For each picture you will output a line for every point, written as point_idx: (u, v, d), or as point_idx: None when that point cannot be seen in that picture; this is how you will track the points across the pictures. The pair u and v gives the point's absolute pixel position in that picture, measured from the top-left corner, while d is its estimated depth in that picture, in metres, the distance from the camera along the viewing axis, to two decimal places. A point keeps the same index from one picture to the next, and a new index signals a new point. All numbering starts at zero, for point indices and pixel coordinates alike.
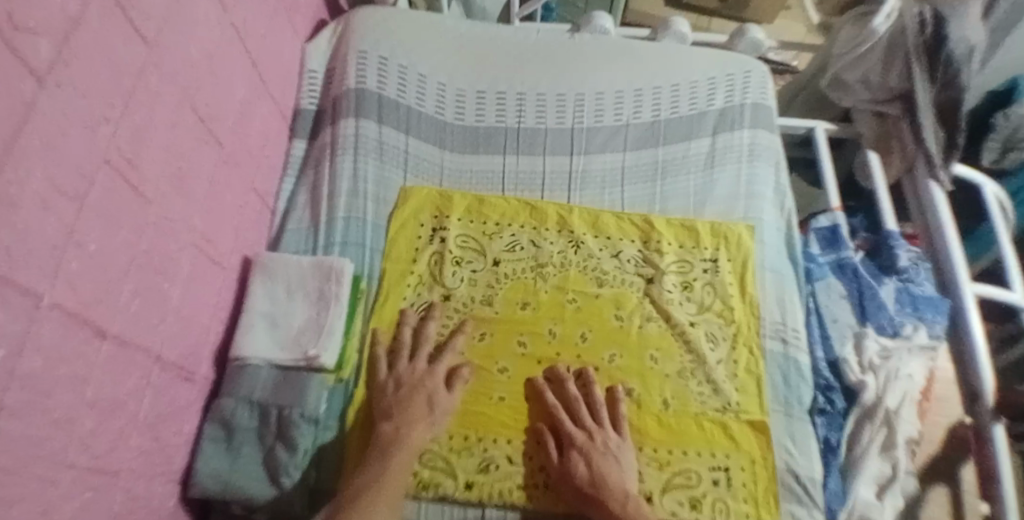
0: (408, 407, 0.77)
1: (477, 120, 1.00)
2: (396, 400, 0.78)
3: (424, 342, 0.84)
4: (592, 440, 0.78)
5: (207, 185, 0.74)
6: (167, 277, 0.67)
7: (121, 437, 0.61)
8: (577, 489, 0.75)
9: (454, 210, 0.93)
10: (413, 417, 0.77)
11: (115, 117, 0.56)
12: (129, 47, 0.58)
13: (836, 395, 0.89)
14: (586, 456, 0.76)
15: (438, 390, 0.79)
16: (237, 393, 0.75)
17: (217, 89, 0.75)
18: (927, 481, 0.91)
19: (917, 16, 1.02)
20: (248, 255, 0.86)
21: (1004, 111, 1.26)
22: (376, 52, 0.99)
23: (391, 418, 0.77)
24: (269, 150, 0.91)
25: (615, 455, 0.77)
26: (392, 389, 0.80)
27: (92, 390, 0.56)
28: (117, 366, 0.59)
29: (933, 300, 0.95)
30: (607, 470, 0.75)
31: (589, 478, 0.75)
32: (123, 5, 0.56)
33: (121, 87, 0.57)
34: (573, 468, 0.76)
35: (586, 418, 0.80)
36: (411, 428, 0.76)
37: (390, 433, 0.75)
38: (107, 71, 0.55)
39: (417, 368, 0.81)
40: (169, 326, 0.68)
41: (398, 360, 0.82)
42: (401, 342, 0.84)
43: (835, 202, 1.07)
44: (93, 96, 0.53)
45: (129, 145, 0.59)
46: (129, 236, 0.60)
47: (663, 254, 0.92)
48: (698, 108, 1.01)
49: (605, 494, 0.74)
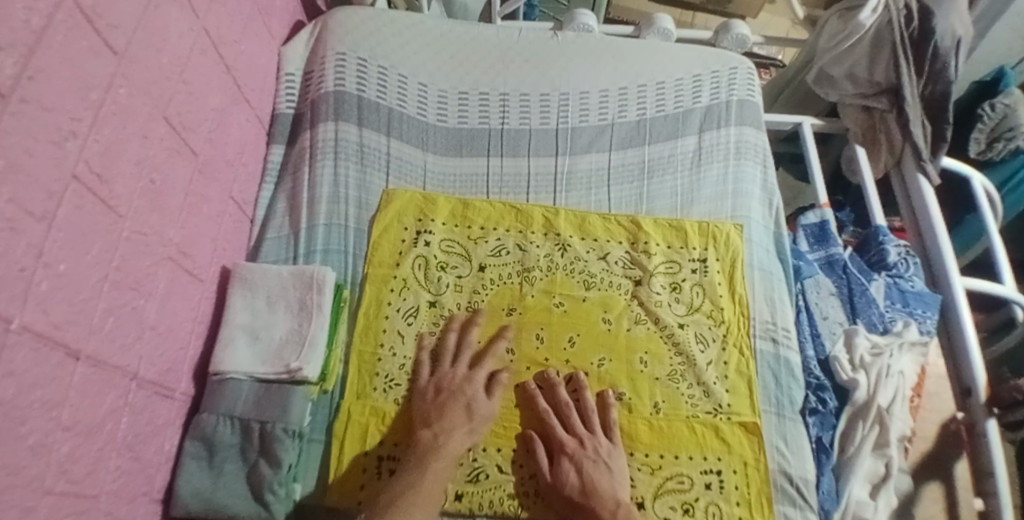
0: (447, 413, 0.76)
1: (460, 122, 0.98)
2: (435, 405, 0.77)
3: (465, 347, 0.83)
4: (583, 448, 0.77)
5: (182, 197, 0.72)
6: (142, 293, 0.65)
7: (100, 460, 0.59)
8: (567, 499, 0.75)
9: (439, 214, 0.91)
10: (450, 421, 0.75)
11: (84, 131, 0.54)
12: (96, 58, 0.56)
13: (828, 394, 0.87)
14: (577, 464, 0.76)
15: (478, 396, 0.78)
16: (218, 409, 0.73)
17: (191, 98, 0.73)
18: (921, 478, 0.90)
19: (905, 9, 1.02)
20: (227, 265, 0.84)
21: (990, 103, 1.27)
22: (355, 54, 0.97)
23: (429, 425, 0.75)
24: (247, 157, 0.89)
25: (607, 462, 0.76)
26: (431, 395, 0.78)
27: (67, 415, 0.54)
28: (93, 388, 0.57)
29: (924, 296, 0.95)
30: (597, 478, 0.74)
31: (581, 487, 0.74)
32: (90, 15, 0.54)
33: (88, 99, 0.55)
34: (564, 477, 0.75)
35: (576, 425, 0.79)
36: (450, 434, 0.74)
37: (428, 439, 0.74)
38: (75, 85, 0.53)
39: (458, 373, 0.80)
40: (146, 343, 0.66)
41: (440, 366, 0.81)
42: (444, 349, 0.82)
43: (823, 197, 1.06)
44: (60, 110, 0.51)
45: (99, 159, 0.57)
46: (101, 253, 0.58)
47: (651, 255, 0.91)
48: (684, 106, 1.00)
49: (597, 505, 0.72)
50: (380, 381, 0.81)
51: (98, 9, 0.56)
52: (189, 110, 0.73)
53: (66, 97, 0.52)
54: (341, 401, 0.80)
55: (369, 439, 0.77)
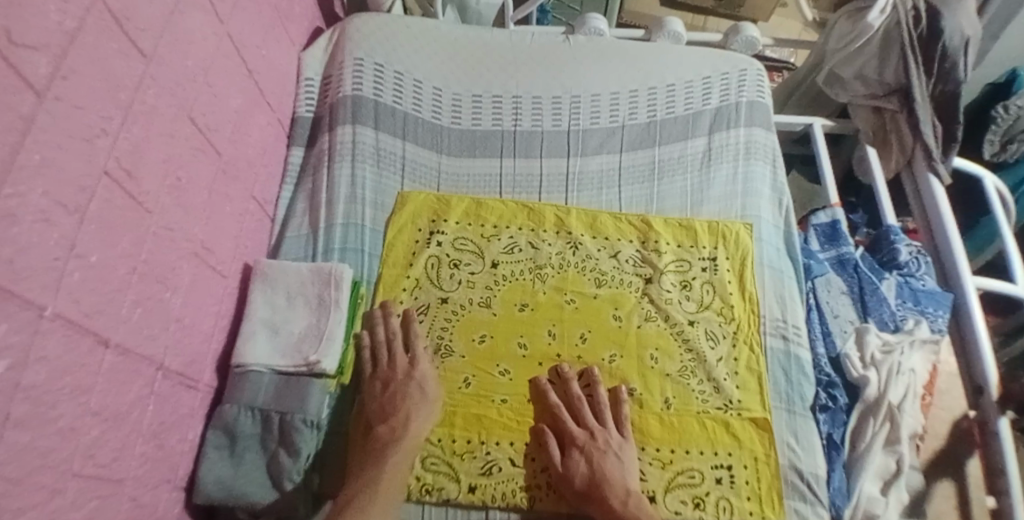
0: (400, 405, 0.77)
1: (473, 124, 1.01)
2: (386, 399, 0.79)
3: (395, 336, 0.84)
4: (593, 440, 0.78)
5: (205, 195, 0.75)
6: (168, 286, 0.67)
7: (125, 446, 0.61)
8: (576, 490, 0.76)
9: (452, 213, 0.94)
10: (405, 413, 0.77)
11: (114, 129, 0.57)
12: (125, 60, 0.59)
13: (839, 391, 0.87)
14: (587, 454, 0.77)
15: (426, 380, 0.80)
16: (240, 400, 0.75)
17: (214, 100, 0.76)
18: (933, 476, 0.90)
19: (913, 10, 1.03)
20: (249, 263, 0.86)
21: (1003, 104, 1.26)
22: (372, 59, 1.00)
23: (386, 421, 0.76)
24: (268, 158, 0.92)
25: (616, 453, 0.77)
26: (381, 390, 0.80)
27: (95, 400, 0.56)
28: (120, 376, 0.60)
29: (935, 294, 0.96)
30: (607, 467, 0.75)
31: (591, 476, 0.75)
32: (118, 19, 0.57)
33: (118, 99, 0.58)
34: (575, 468, 0.76)
35: (585, 418, 0.80)
36: (409, 424, 0.76)
37: (387, 434, 0.75)
38: (105, 84, 0.56)
39: (398, 363, 0.81)
40: (171, 335, 0.68)
41: (381, 360, 0.82)
42: (381, 341, 0.83)
43: (834, 198, 1.07)
44: (91, 109, 0.54)
45: (127, 156, 0.59)
46: (129, 247, 0.60)
47: (661, 254, 0.92)
48: (694, 108, 1.01)
49: (607, 493, 0.74)
50: None
51: (126, 14, 0.59)
52: (212, 111, 0.76)
53: (98, 97, 0.55)
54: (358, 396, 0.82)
55: None
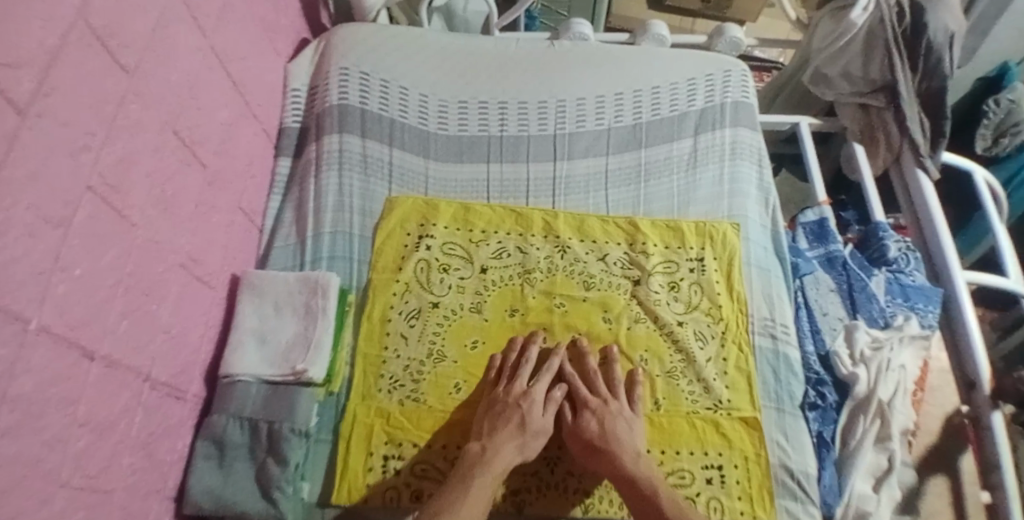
0: (499, 429, 0.76)
1: (459, 130, 1.01)
2: (489, 420, 0.78)
3: (526, 363, 0.82)
4: (604, 404, 0.80)
5: (192, 207, 0.75)
6: (154, 298, 0.68)
7: (115, 456, 0.62)
8: (587, 445, 0.78)
9: (441, 217, 0.94)
10: (500, 437, 0.75)
11: (98, 143, 0.58)
12: (109, 77, 0.59)
13: (828, 389, 0.87)
14: (598, 415, 0.79)
15: (533, 411, 0.79)
16: (228, 410, 0.75)
17: (199, 113, 0.77)
18: (926, 473, 0.90)
19: (896, 6, 1.03)
20: (237, 273, 0.86)
21: (995, 98, 1.29)
22: (358, 68, 1.00)
23: (480, 439, 0.76)
24: (255, 169, 0.92)
25: (626, 416, 0.79)
26: (484, 410, 0.79)
27: (83, 411, 0.56)
28: (108, 387, 0.60)
29: (924, 290, 0.96)
30: (617, 428, 0.77)
31: (601, 434, 0.77)
32: (101, 36, 0.58)
33: (101, 114, 0.58)
34: (585, 424, 0.79)
35: (597, 385, 0.82)
36: (499, 449, 0.74)
37: (477, 451, 0.75)
38: (89, 100, 0.56)
39: (515, 388, 0.80)
40: (158, 346, 0.69)
41: (496, 385, 0.82)
42: (505, 366, 0.83)
43: (822, 196, 1.07)
44: (74, 125, 0.54)
45: (112, 171, 0.60)
46: (114, 259, 0.61)
47: (648, 255, 0.92)
48: (679, 109, 1.02)
49: (614, 450, 0.75)
50: (386, 382, 0.83)
51: (109, 31, 0.59)
52: (198, 125, 0.76)
53: (81, 113, 0.55)
54: (347, 403, 0.81)
55: (375, 439, 0.79)
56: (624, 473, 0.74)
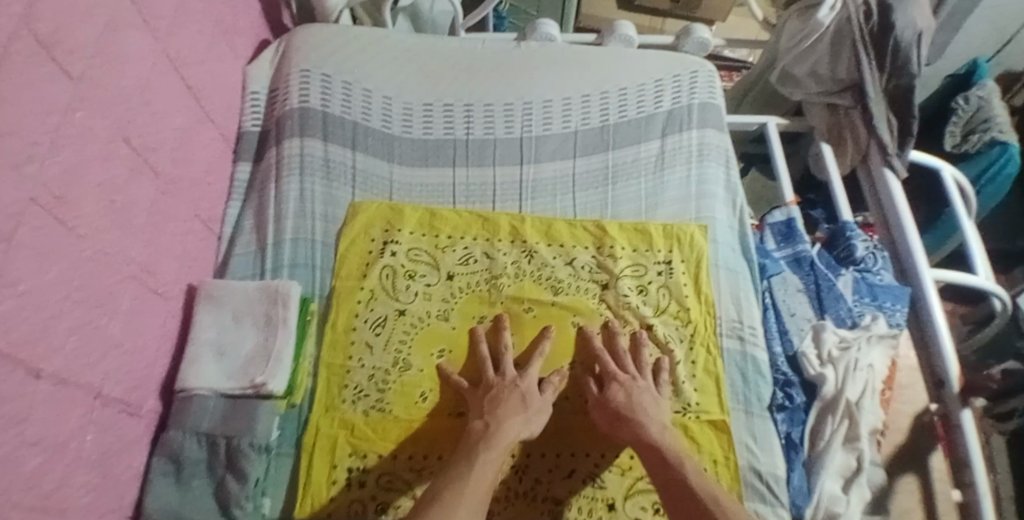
0: (501, 405, 0.76)
1: (425, 133, 1.00)
2: (489, 399, 0.77)
3: (504, 351, 0.83)
4: (632, 379, 0.80)
5: (147, 216, 0.72)
6: (105, 311, 0.65)
7: (67, 475, 0.59)
8: (611, 416, 0.78)
9: (406, 223, 0.92)
10: (504, 411, 0.75)
11: (43, 153, 0.55)
12: (53, 84, 0.57)
13: (795, 390, 0.87)
14: (626, 388, 0.79)
15: (531, 390, 0.79)
16: (184, 425, 0.73)
17: (153, 119, 0.74)
18: (896, 471, 0.90)
19: (864, 5, 1.03)
20: (193, 283, 0.84)
21: (964, 95, 1.33)
22: (319, 70, 0.98)
23: (482, 416, 0.76)
24: (213, 176, 0.90)
25: (650, 392, 0.80)
26: (481, 391, 0.79)
27: (31, 430, 0.54)
28: (57, 404, 0.57)
29: (892, 289, 0.96)
30: (644, 402, 0.78)
31: (629, 405, 0.77)
32: (44, 43, 0.55)
33: (46, 124, 0.56)
34: (612, 396, 0.78)
35: (625, 363, 0.83)
36: (503, 422, 0.74)
37: (480, 428, 0.74)
38: (34, 110, 0.54)
39: (506, 375, 0.80)
40: (112, 361, 0.66)
41: (485, 373, 0.81)
42: (481, 360, 0.82)
43: (790, 195, 1.07)
44: (18, 135, 0.52)
45: (58, 181, 0.57)
46: (63, 272, 0.58)
47: (617, 259, 0.91)
48: (647, 111, 1.01)
49: (640, 421, 0.76)
50: (350, 393, 0.81)
51: (54, 38, 0.57)
52: (152, 131, 0.73)
53: (25, 121, 0.53)
54: (310, 415, 0.79)
55: (338, 451, 0.77)
56: (649, 441, 0.74)
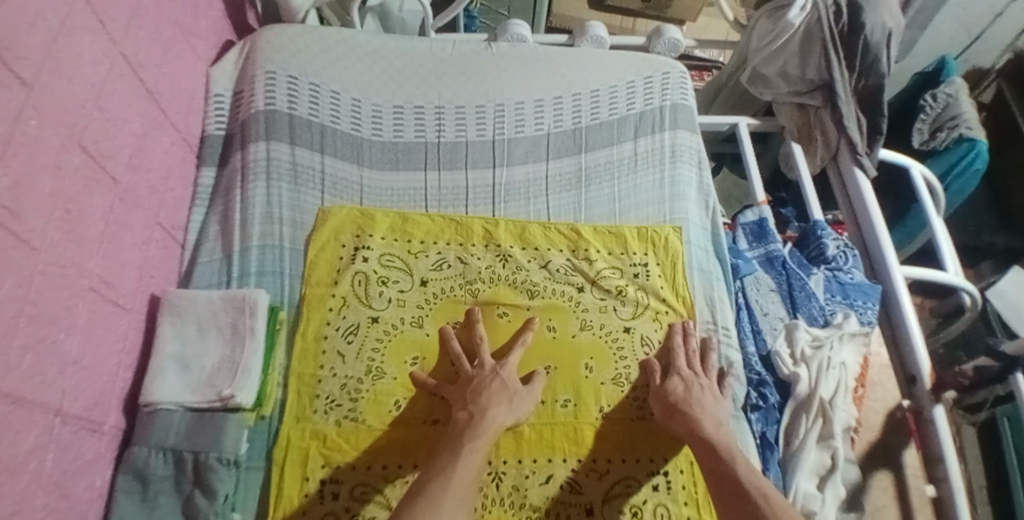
0: (485, 393, 0.76)
1: (395, 136, 0.98)
2: (472, 391, 0.77)
3: (481, 341, 0.82)
4: (694, 376, 0.82)
5: (103, 226, 0.68)
6: (61, 327, 0.61)
7: (25, 499, 0.55)
8: (668, 407, 0.79)
9: (377, 228, 0.90)
10: (486, 400, 0.75)
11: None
12: (3, 92, 0.53)
13: (769, 389, 0.88)
14: (687, 382, 0.81)
15: (512, 378, 0.79)
16: (149, 441, 0.71)
17: (108, 125, 0.70)
18: (869, 468, 0.91)
19: (834, 5, 1.04)
20: (157, 293, 0.81)
21: (931, 93, 1.36)
22: (285, 72, 0.96)
23: (466, 407, 0.75)
24: (174, 182, 0.87)
25: (711, 389, 0.81)
26: (463, 384, 0.78)
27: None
28: (13, 425, 0.53)
29: (863, 287, 0.98)
30: (702, 398, 0.79)
31: (686, 398, 0.79)
32: None
33: None
34: (673, 387, 0.80)
35: (693, 360, 0.84)
36: (486, 410, 0.74)
37: (465, 418, 0.73)
38: None
39: (485, 365, 0.80)
40: (70, 378, 0.62)
41: (461, 368, 0.80)
42: (455, 356, 0.81)
43: (761, 195, 1.08)
44: None
45: (9, 193, 0.53)
46: (16, 288, 0.54)
47: (592, 261, 0.92)
48: (619, 113, 1.02)
49: (694, 414, 0.77)
50: (322, 402, 0.79)
51: (6, 42, 0.53)
52: (107, 138, 0.69)
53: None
54: (280, 427, 0.77)
55: (310, 463, 0.75)
56: (704, 435, 0.74)
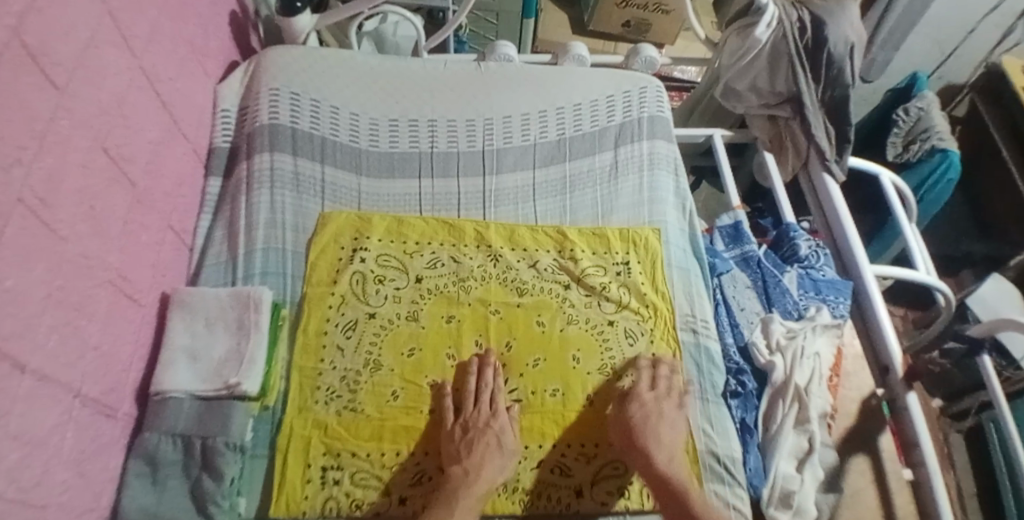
0: (478, 446, 0.78)
1: (391, 146, 1.04)
2: (464, 443, 0.79)
3: (486, 388, 0.85)
4: (654, 400, 0.84)
5: (122, 224, 0.73)
6: (84, 314, 0.65)
7: (47, 472, 0.59)
8: (624, 433, 0.81)
9: (375, 231, 0.96)
10: (479, 458, 0.77)
11: (27, 157, 0.56)
12: (40, 93, 0.58)
13: (747, 377, 0.94)
14: (645, 409, 0.82)
15: (505, 429, 0.81)
16: (159, 427, 0.74)
17: (129, 132, 0.76)
18: (847, 452, 0.95)
19: (799, 22, 1.11)
20: (167, 291, 0.85)
21: (904, 108, 1.45)
22: (288, 89, 1.03)
23: (460, 461, 0.77)
24: (185, 189, 0.92)
25: (671, 411, 0.84)
26: (459, 434, 0.80)
27: (14, 424, 0.54)
28: (38, 401, 0.57)
29: (834, 283, 1.04)
30: (657, 427, 0.81)
31: (642, 425, 0.81)
32: (35, 54, 0.58)
33: (33, 130, 0.57)
34: (631, 413, 0.82)
35: (656, 383, 0.86)
36: (481, 466, 0.76)
37: (460, 474, 0.76)
38: (18, 116, 0.55)
39: (482, 412, 0.82)
40: (89, 364, 0.66)
41: (462, 409, 0.83)
42: (466, 391, 0.85)
43: (735, 201, 1.15)
44: (7, 138, 0.53)
45: (42, 185, 0.59)
46: (44, 274, 0.59)
47: (578, 261, 0.97)
48: (600, 124, 1.09)
49: (647, 448, 0.79)
50: (323, 394, 0.83)
51: (42, 48, 0.59)
52: (127, 143, 0.75)
53: (12, 127, 0.54)
54: (282, 416, 0.81)
55: (312, 451, 0.79)
56: (656, 469, 0.78)
